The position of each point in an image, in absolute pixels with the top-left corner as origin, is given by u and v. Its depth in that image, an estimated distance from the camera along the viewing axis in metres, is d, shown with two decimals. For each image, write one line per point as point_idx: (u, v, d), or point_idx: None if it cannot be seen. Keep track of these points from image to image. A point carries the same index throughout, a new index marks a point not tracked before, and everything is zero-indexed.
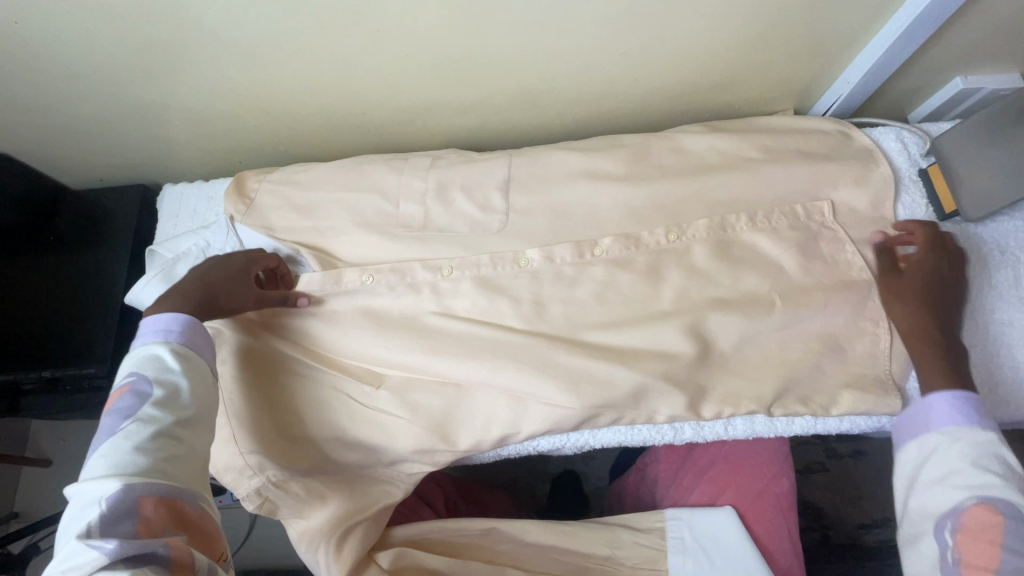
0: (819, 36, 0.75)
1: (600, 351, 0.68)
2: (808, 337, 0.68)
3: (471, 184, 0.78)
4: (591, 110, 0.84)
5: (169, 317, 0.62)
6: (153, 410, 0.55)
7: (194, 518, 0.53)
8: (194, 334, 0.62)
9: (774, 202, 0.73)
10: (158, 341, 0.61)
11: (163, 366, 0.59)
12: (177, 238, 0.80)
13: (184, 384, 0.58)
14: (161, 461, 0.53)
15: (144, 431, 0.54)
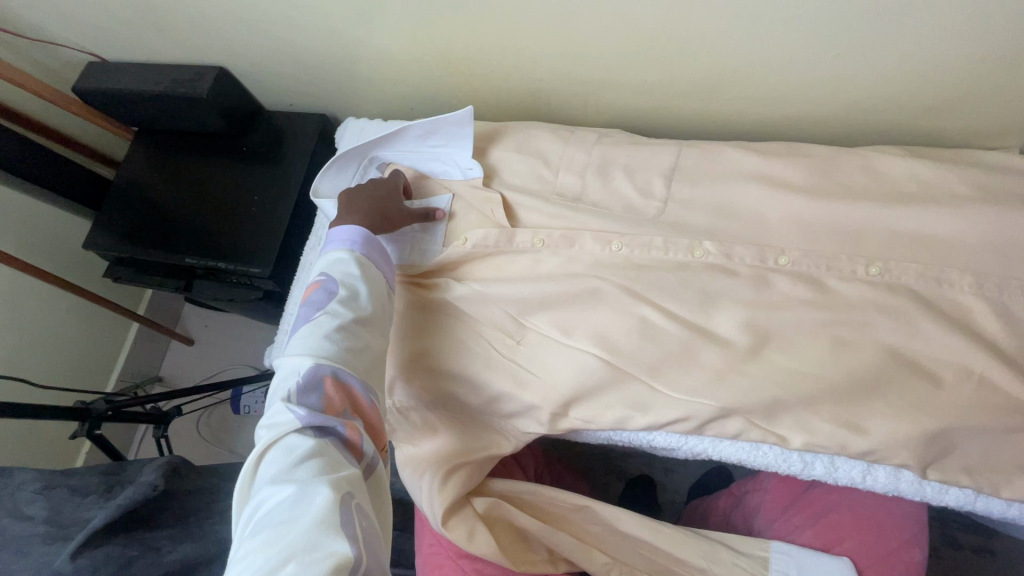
0: None
1: (740, 359, 0.65)
2: (993, 406, 0.60)
3: (635, 165, 0.77)
4: (775, 113, 0.79)
5: (354, 229, 0.68)
6: (340, 304, 0.62)
7: (366, 406, 0.60)
8: (371, 248, 0.69)
9: (977, 247, 0.65)
10: (353, 242, 0.68)
11: (353, 268, 0.66)
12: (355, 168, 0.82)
13: (364, 290, 0.65)
14: (344, 349, 0.60)
15: (334, 325, 0.61)
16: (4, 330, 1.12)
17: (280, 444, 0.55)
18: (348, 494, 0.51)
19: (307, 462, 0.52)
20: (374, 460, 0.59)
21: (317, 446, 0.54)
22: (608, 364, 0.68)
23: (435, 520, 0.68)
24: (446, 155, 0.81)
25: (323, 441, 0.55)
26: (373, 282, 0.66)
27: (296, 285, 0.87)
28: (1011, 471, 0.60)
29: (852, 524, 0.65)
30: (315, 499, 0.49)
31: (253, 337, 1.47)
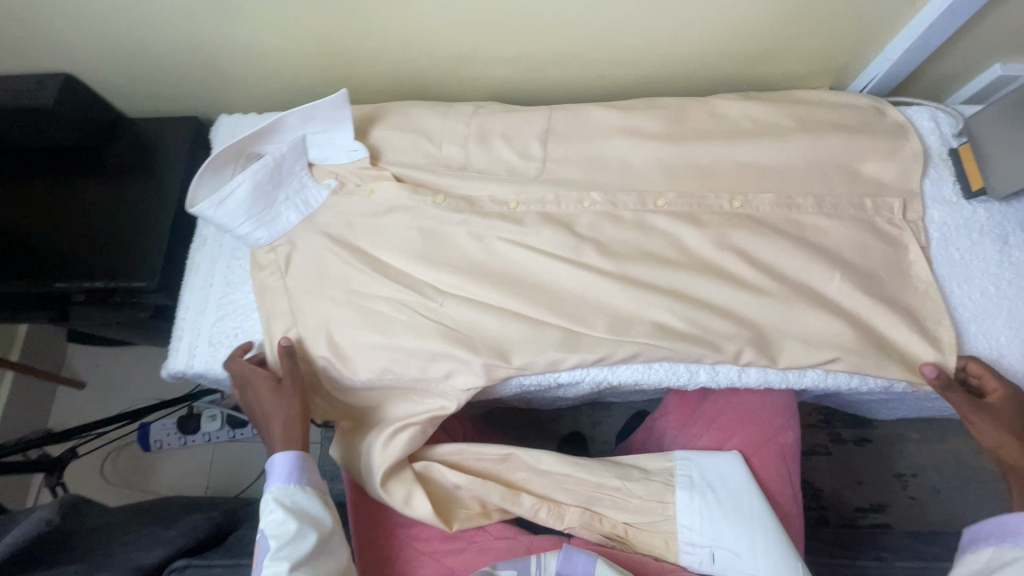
0: (858, 11, 0.78)
1: (625, 292, 0.72)
2: (828, 297, 0.71)
3: (512, 132, 0.81)
4: (630, 73, 0.87)
5: (286, 458, 0.67)
6: (276, 558, 0.61)
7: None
8: (302, 472, 0.68)
9: (799, 170, 0.77)
10: (288, 470, 0.67)
11: (292, 502, 0.65)
12: (224, 192, 0.72)
13: (300, 528, 0.63)
14: (288, 550, 0.62)
15: (281, 524, 0.63)
16: None
17: None
18: None
19: None
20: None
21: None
22: (510, 315, 0.73)
23: (377, 480, 0.70)
24: (327, 140, 0.79)
25: None
26: (311, 503, 0.66)
27: (185, 291, 0.79)
28: (865, 352, 0.68)
29: (736, 421, 0.74)
30: None
31: (156, 368, 1.37)
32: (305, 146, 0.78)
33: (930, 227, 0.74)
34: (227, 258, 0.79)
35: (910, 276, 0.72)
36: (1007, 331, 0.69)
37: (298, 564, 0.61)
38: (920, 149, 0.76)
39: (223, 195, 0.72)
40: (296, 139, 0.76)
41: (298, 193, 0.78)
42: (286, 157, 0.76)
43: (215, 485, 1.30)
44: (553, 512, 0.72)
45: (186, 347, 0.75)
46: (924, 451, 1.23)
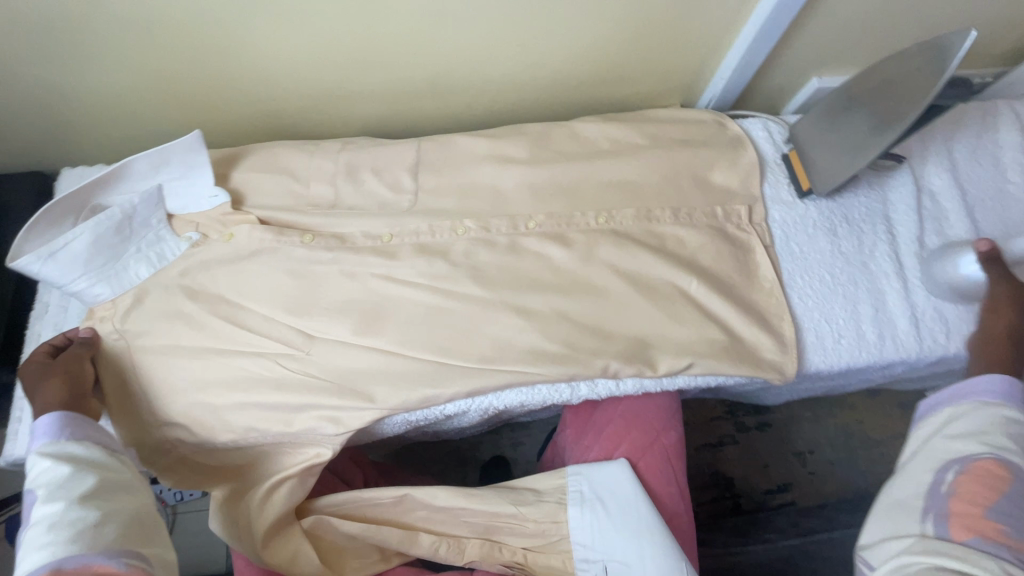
0: (689, 37, 0.87)
1: (501, 313, 0.73)
2: (690, 299, 0.75)
3: (381, 165, 0.81)
4: (496, 102, 0.91)
5: (47, 417, 0.59)
6: (45, 503, 0.52)
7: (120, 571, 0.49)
8: (75, 427, 0.60)
9: (655, 181, 0.82)
10: (48, 431, 0.59)
11: (60, 452, 0.57)
12: (56, 248, 0.66)
13: (76, 470, 0.55)
14: (69, 490, 0.53)
15: (52, 472, 0.54)
16: None
17: None
18: None
19: None
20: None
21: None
22: (388, 350, 0.71)
23: (256, 543, 0.66)
24: (184, 188, 0.75)
25: None
26: (92, 450, 0.59)
27: (25, 368, 0.72)
28: (725, 347, 0.72)
29: (622, 428, 0.76)
30: None
31: None
32: (163, 198, 0.74)
33: (773, 227, 0.81)
34: (74, 321, 0.72)
35: (760, 273, 0.78)
36: (844, 315, 0.77)
37: (79, 496, 0.52)
38: (756, 156, 0.84)
39: (53, 248, 0.66)
40: (148, 192, 0.72)
41: (153, 248, 0.73)
42: (138, 210, 0.71)
43: None
44: (454, 548, 0.69)
45: (25, 431, 0.68)
46: (817, 428, 1.33)
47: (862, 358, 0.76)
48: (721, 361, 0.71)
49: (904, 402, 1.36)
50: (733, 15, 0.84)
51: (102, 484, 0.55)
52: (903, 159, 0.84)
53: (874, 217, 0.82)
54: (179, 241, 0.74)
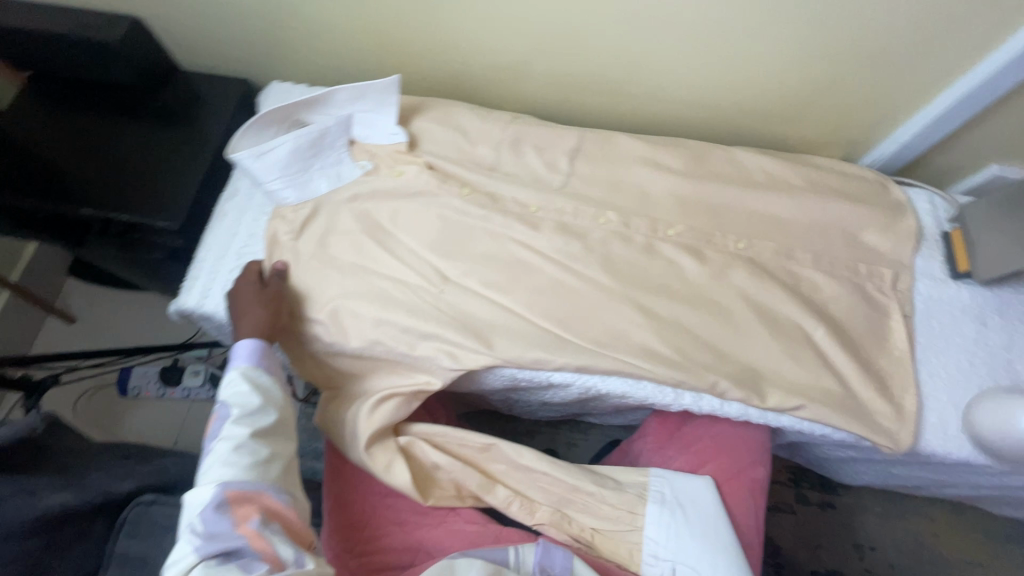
0: (876, 94, 0.86)
1: (624, 305, 0.76)
2: (812, 346, 0.75)
3: (543, 144, 0.86)
4: (660, 112, 0.94)
5: (250, 343, 0.70)
6: (236, 425, 0.64)
7: (281, 505, 0.62)
8: (266, 360, 0.70)
9: (802, 223, 0.82)
10: (247, 356, 0.69)
11: (254, 380, 0.68)
12: (269, 148, 0.76)
13: (262, 404, 0.67)
14: (255, 426, 0.65)
15: (246, 400, 0.66)
16: None
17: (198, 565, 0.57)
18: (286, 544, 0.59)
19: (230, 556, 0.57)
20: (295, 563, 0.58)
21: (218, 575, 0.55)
22: (512, 310, 0.76)
23: (360, 444, 0.72)
24: (372, 120, 0.83)
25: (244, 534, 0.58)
26: (273, 387, 0.69)
27: (206, 236, 0.81)
28: (840, 401, 0.71)
29: (712, 449, 0.77)
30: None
31: (149, 316, 1.38)
32: (352, 125, 0.84)
33: (916, 299, 0.79)
34: (254, 210, 0.81)
35: (892, 340, 0.76)
36: None
37: (261, 431, 0.65)
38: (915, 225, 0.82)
39: (267, 148, 0.76)
40: (344, 117, 0.82)
41: (334, 166, 0.82)
42: (332, 130, 0.81)
43: (183, 440, 1.29)
44: (526, 507, 0.74)
45: (198, 287, 0.77)
46: (884, 525, 1.25)
47: (984, 458, 0.72)
48: (832, 413, 0.70)
49: (990, 528, 1.25)
50: (931, 82, 0.84)
51: (276, 425, 0.67)
52: None
53: None
54: (356, 165, 0.83)
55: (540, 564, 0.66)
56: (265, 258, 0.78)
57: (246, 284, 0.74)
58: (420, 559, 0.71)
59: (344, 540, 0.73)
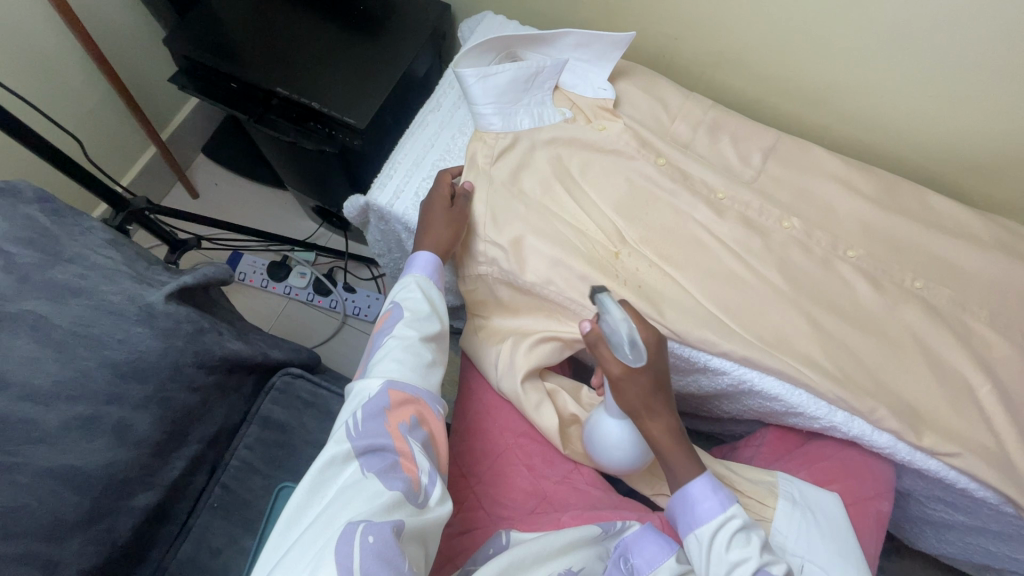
0: None
1: (793, 309, 0.76)
2: (973, 401, 0.73)
3: (740, 135, 0.86)
4: (852, 137, 0.93)
5: (427, 255, 0.70)
6: (407, 326, 0.63)
7: (432, 416, 0.59)
8: (439, 276, 0.70)
9: (983, 279, 0.81)
10: (423, 267, 0.69)
11: (425, 290, 0.67)
12: (490, 72, 0.79)
13: (430, 313, 0.65)
14: (421, 333, 0.63)
15: (415, 307, 0.65)
16: (42, 90, 1.05)
17: (345, 460, 0.53)
18: (426, 468, 0.54)
19: (374, 456, 0.53)
20: (432, 490, 0.54)
21: (367, 469, 0.52)
22: (682, 285, 0.77)
23: (516, 376, 0.73)
24: (585, 71, 0.85)
25: (394, 441, 0.54)
26: (439, 303, 0.67)
27: (404, 143, 0.84)
28: (992, 463, 0.70)
29: (841, 470, 0.76)
30: (387, 493, 0.50)
31: (271, 208, 1.43)
32: (563, 71, 0.85)
33: None
34: (453, 129, 0.84)
35: None
36: None
37: (427, 337, 0.63)
38: None
39: (488, 72, 0.79)
40: (561, 61, 0.83)
41: (539, 106, 0.84)
42: (547, 70, 0.82)
43: (274, 332, 1.33)
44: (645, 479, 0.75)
45: (391, 188, 0.80)
46: None
47: None
48: (984, 469, 0.69)
49: None
50: None
51: (439, 334, 0.65)
52: None
53: None
54: (559, 110, 0.84)
55: (626, 546, 0.62)
56: (461, 177, 0.79)
57: (439, 196, 0.75)
58: (544, 507, 0.68)
59: (468, 463, 0.72)
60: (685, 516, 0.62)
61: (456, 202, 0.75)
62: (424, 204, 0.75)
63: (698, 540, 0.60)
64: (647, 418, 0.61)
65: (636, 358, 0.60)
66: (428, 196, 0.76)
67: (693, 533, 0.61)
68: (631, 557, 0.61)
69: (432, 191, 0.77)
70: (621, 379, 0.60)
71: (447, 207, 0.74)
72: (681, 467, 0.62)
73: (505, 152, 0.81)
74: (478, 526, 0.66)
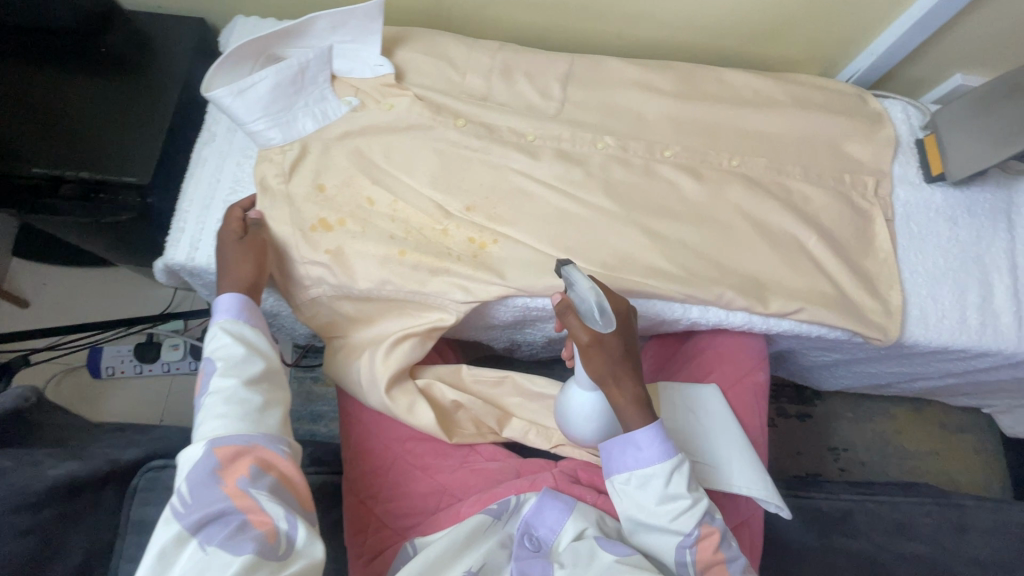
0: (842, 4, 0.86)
1: (628, 227, 0.77)
2: (807, 254, 0.78)
3: (534, 71, 0.84)
4: (646, 37, 0.93)
5: (228, 296, 0.65)
6: (223, 378, 0.60)
7: (277, 457, 0.58)
8: (250, 312, 0.66)
9: (791, 138, 0.85)
10: (228, 309, 0.65)
11: (236, 334, 0.64)
12: (245, 85, 0.71)
13: (247, 355, 0.63)
14: (241, 380, 0.61)
15: (228, 356, 0.62)
16: None
17: (185, 541, 0.52)
18: (278, 515, 0.54)
19: (216, 525, 0.53)
20: (290, 533, 0.54)
21: (210, 542, 0.52)
22: (518, 239, 0.75)
23: (380, 388, 0.71)
24: (355, 52, 0.79)
25: (234, 503, 0.54)
26: (258, 340, 0.65)
27: (186, 186, 0.76)
28: (832, 302, 0.75)
29: (716, 359, 0.79)
30: (235, 563, 0.50)
31: (114, 291, 1.30)
32: (332, 58, 0.78)
33: (896, 203, 0.83)
34: (235, 156, 0.77)
35: (877, 243, 0.81)
36: (951, 298, 0.79)
37: (249, 381, 0.61)
38: (891, 134, 0.85)
39: (243, 85, 0.71)
40: (322, 48, 0.76)
41: (320, 103, 0.78)
42: (311, 63, 0.75)
43: (167, 417, 1.23)
44: (543, 434, 0.75)
45: (184, 241, 0.72)
46: (855, 430, 1.31)
47: (961, 341, 0.78)
48: (827, 312, 0.75)
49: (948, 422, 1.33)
50: None
51: (265, 373, 0.63)
52: None
53: (996, 215, 0.83)
54: (342, 101, 0.79)
55: (527, 523, 0.65)
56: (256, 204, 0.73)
57: (232, 234, 0.69)
58: (447, 500, 0.69)
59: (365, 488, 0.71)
60: (634, 454, 0.63)
61: (251, 233, 0.70)
62: (219, 248, 0.69)
63: (651, 477, 0.62)
64: (613, 381, 0.62)
65: (605, 324, 0.60)
66: (219, 236, 0.70)
67: (643, 470, 0.62)
68: (535, 531, 0.65)
69: (221, 228, 0.70)
70: (590, 345, 0.59)
71: (241, 243, 0.69)
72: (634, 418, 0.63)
73: (297, 164, 0.75)
74: (388, 544, 0.66)
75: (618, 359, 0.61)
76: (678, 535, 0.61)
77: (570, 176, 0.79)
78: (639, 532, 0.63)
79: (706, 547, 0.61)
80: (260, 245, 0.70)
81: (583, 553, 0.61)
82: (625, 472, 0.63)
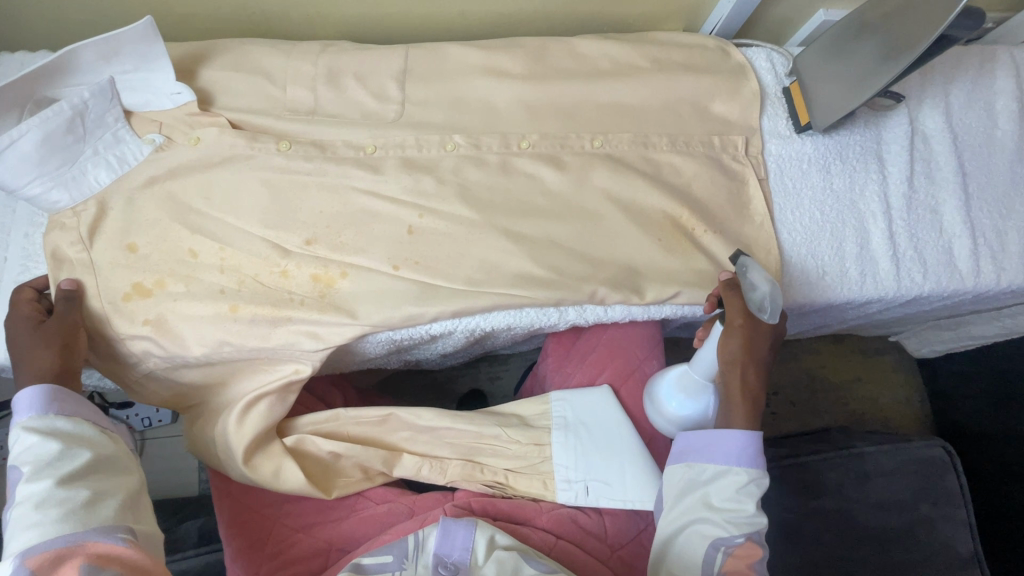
0: None
1: (488, 233, 0.71)
2: (681, 231, 0.74)
3: (365, 73, 0.75)
4: (491, 14, 0.84)
5: (28, 390, 0.56)
6: (32, 482, 0.52)
7: (114, 548, 0.50)
8: (60, 401, 0.57)
9: (654, 107, 0.79)
10: (31, 406, 0.56)
11: (46, 429, 0.55)
12: (2, 144, 0.60)
13: (63, 448, 0.54)
14: (56, 478, 0.52)
15: (38, 455, 0.53)
16: None
17: None
18: None
19: None
20: None
21: None
22: (368, 267, 0.68)
23: (238, 459, 0.64)
24: (143, 82, 0.68)
25: None
26: (78, 429, 0.57)
27: None
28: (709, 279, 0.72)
29: (606, 355, 0.76)
30: None
31: None
32: (118, 93, 0.67)
33: (768, 159, 0.80)
34: (21, 228, 0.68)
35: (752, 206, 0.78)
36: (830, 251, 0.77)
37: (66, 477, 0.53)
38: (755, 87, 0.81)
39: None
40: (99, 83, 0.65)
41: (113, 148, 0.67)
42: (89, 104, 0.64)
43: None
44: (436, 468, 0.70)
45: None
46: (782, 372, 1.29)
47: (844, 294, 0.77)
48: (705, 290, 0.72)
49: None
50: None
51: (90, 464, 0.55)
52: (901, 99, 0.81)
53: (868, 155, 0.80)
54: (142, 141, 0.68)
55: (438, 553, 0.60)
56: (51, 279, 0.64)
57: (24, 322, 0.60)
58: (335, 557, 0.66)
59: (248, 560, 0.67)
60: (708, 442, 0.62)
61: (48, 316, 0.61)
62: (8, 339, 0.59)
63: (726, 471, 0.61)
64: (738, 371, 0.62)
65: (772, 316, 0.61)
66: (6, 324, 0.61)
67: (720, 465, 0.61)
68: (448, 558, 0.60)
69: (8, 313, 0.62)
70: (739, 326, 0.62)
71: (39, 329, 0.59)
72: (737, 412, 0.62)
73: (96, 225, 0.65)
74: None
75: (759, 347, 0.63)
76: (723, 534, 0.59)
77: (418, 186, 0.71)
78: (682, 523, 0.61)
79: (743, 553, 0.58)
80: (69, 329, 0.61)
81: (508, 567, 0.58)
82: (705, 461, 0.62)
